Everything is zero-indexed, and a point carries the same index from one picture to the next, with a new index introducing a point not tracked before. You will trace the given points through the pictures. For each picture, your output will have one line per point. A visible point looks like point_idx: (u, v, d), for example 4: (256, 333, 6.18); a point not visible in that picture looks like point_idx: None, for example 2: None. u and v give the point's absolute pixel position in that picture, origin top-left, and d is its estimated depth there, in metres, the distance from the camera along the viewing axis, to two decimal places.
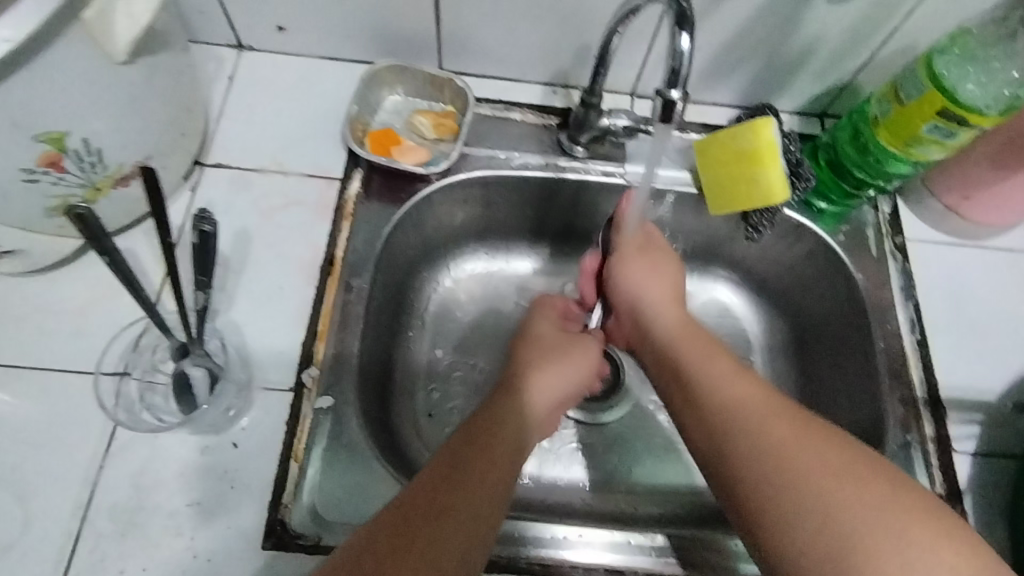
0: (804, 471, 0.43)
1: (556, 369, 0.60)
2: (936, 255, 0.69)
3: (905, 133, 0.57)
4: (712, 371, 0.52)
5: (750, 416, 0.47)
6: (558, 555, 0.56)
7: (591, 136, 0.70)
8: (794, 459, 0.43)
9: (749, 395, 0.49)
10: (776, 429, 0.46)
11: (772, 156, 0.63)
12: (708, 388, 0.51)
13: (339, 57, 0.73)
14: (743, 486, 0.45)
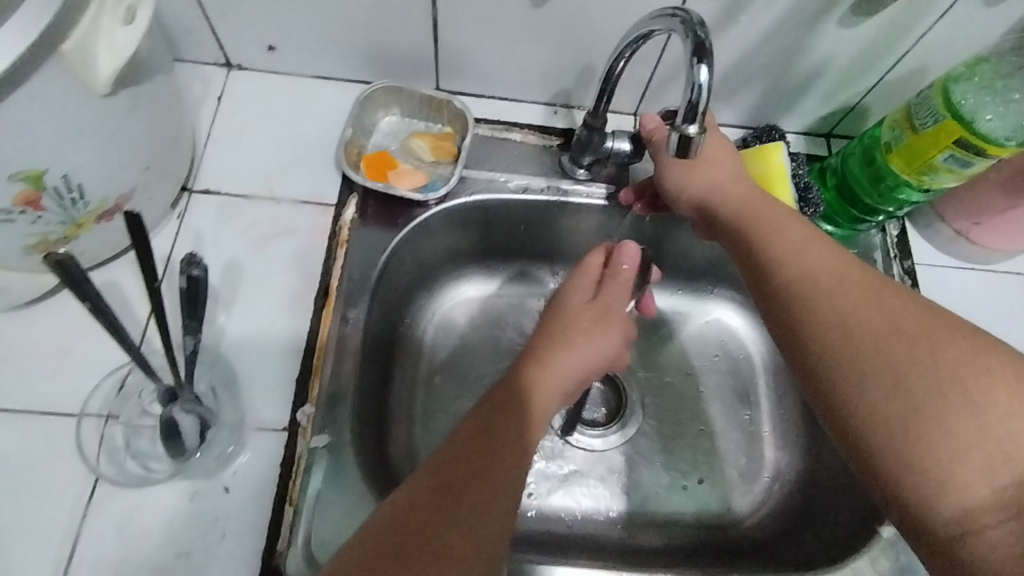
0: (871, 336, 0.43)
1: (590, 336, 0.58)
2: (946, 279, 0.68)
3: (920, 162, 0.56)
4: (782, 240, 0.51)
5: (819, 282, 0.47)
6: None
7: (594, 158, 0.68)
8: (864, 326, 0.44)
9: (822, 264, 0.49)
10: (844, 300, 0.46)
11: (781, 182, 0.62)
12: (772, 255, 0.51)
13: (332, 76, 0.70)
14: (814, 348, 0.45)
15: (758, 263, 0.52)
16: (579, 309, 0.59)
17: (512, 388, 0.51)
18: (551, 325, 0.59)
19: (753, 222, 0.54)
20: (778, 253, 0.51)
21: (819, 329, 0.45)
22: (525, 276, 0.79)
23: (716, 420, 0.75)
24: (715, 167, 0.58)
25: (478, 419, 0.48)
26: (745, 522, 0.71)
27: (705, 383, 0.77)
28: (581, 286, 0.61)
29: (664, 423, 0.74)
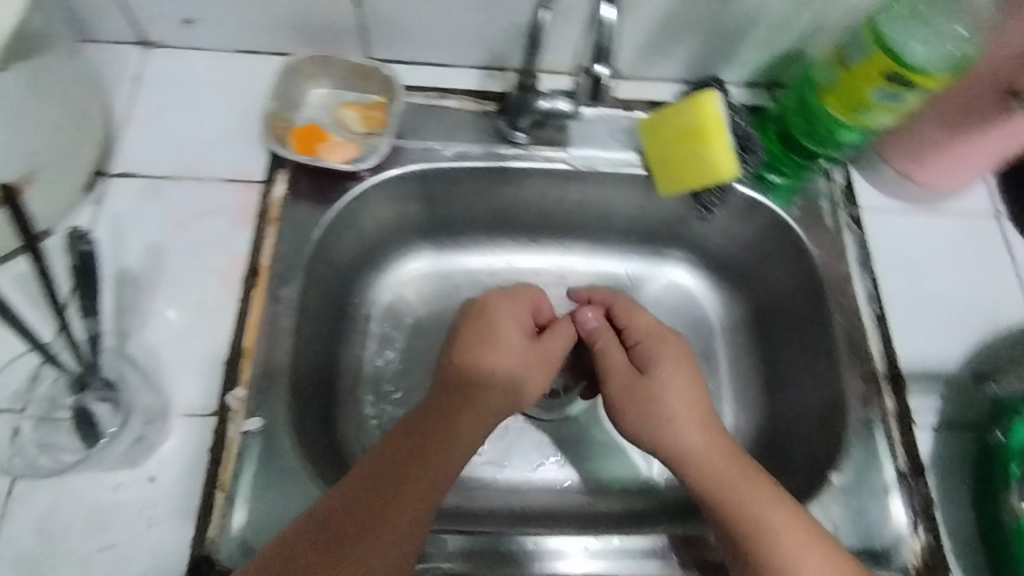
0: (782, 529, 0.49)
1: (513, 379, 0.57)
2: (890, 223, 0.68)
3: (855, 99, 0.56)
4: (681, 417, 0.55)
5: (725, 472, 0.52)
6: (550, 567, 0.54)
7: (532, 120, 0.68)
8: (773, 519, 0.50)
9: (714, 441, 0.54)
10: (749, 492, 0.51)
11: (718, 130, 0.61)
12: (671, 431, 0.55)
13: (255, 49, 0.68)
14: (738, 529, 0.50)
15: (663, 444, 0.55)
16: (515, 330, 0.60)
17: (422, 438, 0.52)
18: (490, 331, 0.59)
19: (671, 409, 0.56)
20: (696, 459, 0.53)
21: (710, 489, 0.52)
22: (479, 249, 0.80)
23: None
24: (633, 337, 0.62)
25: (378, 465, 0.49)
26: None
27: None
28: (518, 316, 0.61)
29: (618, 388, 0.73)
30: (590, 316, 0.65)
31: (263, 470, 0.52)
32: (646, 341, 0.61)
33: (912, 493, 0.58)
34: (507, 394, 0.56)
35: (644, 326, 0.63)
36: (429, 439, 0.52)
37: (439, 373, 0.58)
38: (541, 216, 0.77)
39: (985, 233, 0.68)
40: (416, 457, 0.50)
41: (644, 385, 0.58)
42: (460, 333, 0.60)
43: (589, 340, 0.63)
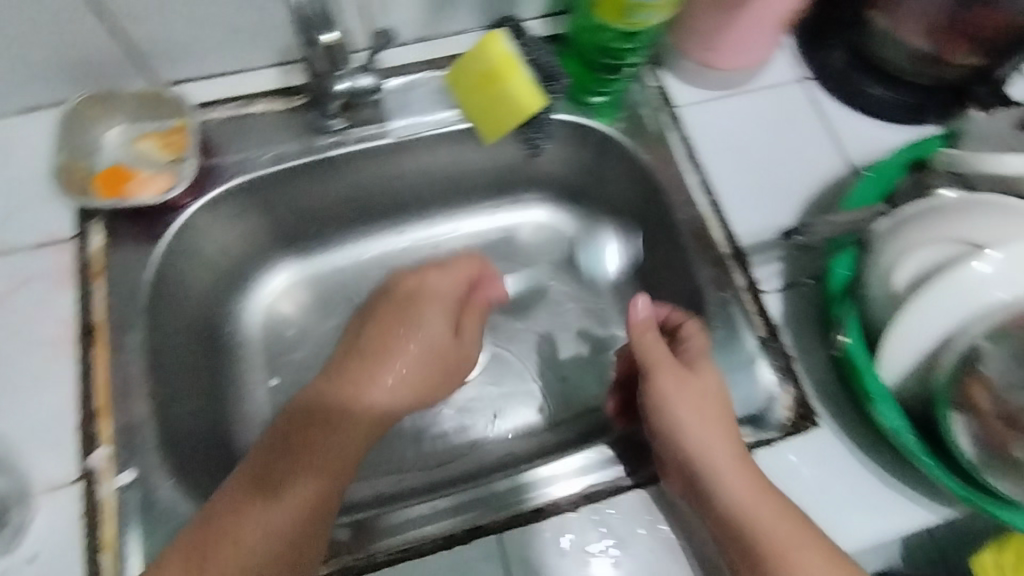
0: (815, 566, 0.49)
1: (369, 411, 0.56)
2: (706, 114, 0.71)
3: (621, 5, 0.58)
4: (723, 449, 0.54)
5: (762, 499, 0.52)
6: (525, 500, 0.57)
7: (340, 103, 0.67)
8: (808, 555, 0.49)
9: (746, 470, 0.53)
10: (782, 520, 0.51)
11: (511, 67, 0.62)
12: (711, 463, 0.53)
13: (35, 104, 0.64)
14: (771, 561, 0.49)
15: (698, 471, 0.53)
16: (385, 345, 0.58)
17: (293, 468, 0.51)
18: (367, 352, 0.58)
19: (710, 439, 0.54)
20: (736, 492, 0.52)
21: (745, 515, 0.51)
22: (348, 244, 0.81)
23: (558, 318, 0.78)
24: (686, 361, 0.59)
25: (247, 486, 0.50)
26: (605, 403, 0.74)
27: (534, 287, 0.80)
28: (399, 331, 0.59)
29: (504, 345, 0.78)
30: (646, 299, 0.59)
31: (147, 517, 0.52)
32: (694, 357, 0.59)
33: (772, 355, 0.62)
34: (394, 411, 0.58)
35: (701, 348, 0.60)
36: (298, 461, 0.52)
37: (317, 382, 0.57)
38: (391, 196, 0.78)
39: (793, 99, 0.71)
40: (286, 472, 0.51)
41: (695, 395, 0.56)
42: (331, 369, 0.58)
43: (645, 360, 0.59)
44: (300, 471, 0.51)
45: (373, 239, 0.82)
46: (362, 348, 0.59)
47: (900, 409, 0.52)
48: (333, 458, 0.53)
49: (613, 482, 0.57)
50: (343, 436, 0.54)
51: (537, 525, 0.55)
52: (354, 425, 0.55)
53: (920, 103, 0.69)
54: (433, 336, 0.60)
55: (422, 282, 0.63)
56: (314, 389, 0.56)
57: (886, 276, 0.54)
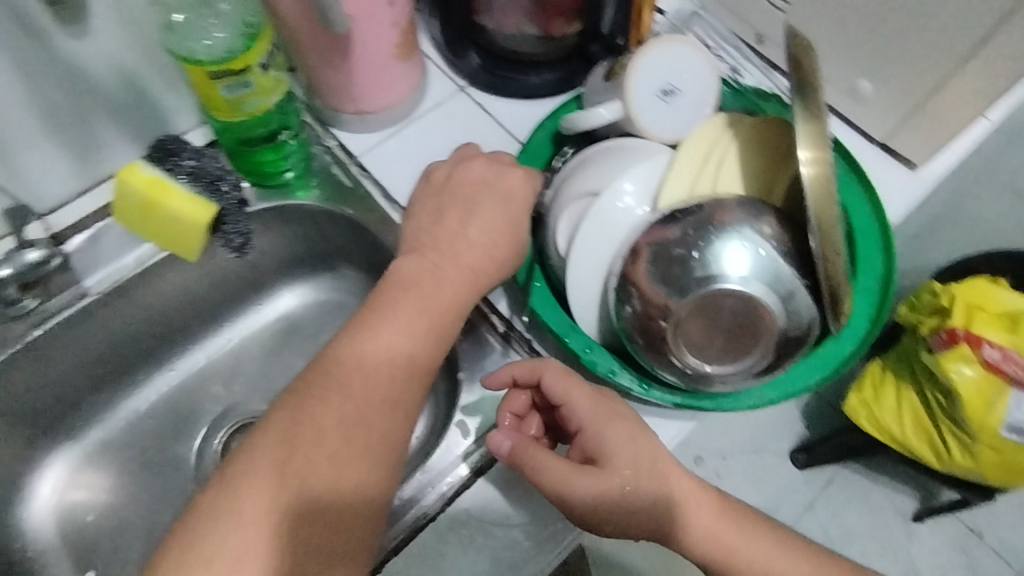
0: (741, 542, 0.58)
1: (368, 464, 0.48)
2: (385, 154, 0.74)
3: (224, 103, 0.61)
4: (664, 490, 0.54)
5: (694, 514, 0.56)
6: (414, 512, 0.59)
7: (20, 287, 0.64)
8: (737, 537, 0.58)
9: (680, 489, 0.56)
10: (710, 520, 0.57)
11: (165, 192, 0.65)
12: (658, 510, 0.54)
13: None
14: (715, 556, 0.57)
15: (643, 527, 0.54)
16: (421, 322, 0.53)
17: (334, 484, 0.47)
18: (386, 323, 0.52)
19: (651, 488, 0.53)
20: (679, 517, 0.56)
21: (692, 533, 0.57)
22: (125, 398, 0.79)
23: None
24: (581, 426, 0.55)
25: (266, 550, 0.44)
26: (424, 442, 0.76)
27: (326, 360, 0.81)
28: (485, 212, 0.58)
29: None
30: (503, 437, 0.54)
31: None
32: (597, 432, 0.53)
33: (518, 346, 0.63)
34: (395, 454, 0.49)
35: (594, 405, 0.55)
36: (307, 496, 0.46)
37: (304, 397, 0.49)
38: (145, 341, 0.77)
39: (462, 109, 0.75)
40: (307, 504, 0.46)
41: (639, 468, 0.53)
42: (331, 370, 0.50)
43: (542, 462, 0.52)
44: (323, 508, 0.46)
45: (147, 387, 0.80)
46: (410, 285, 0.54)
47: (606, 351, 0.55)
48: (377, 445, 0.48)
49: (454, 489, 0.60)
50: (389, 413, 0.50)
51: None
52: (373, 453, 0.48)
53: (566, 72, 0.75)
54: (516, 220, 0.58)
55: (504, 179, 0.59)
56: (297, 419, 0.48)
57: (552, 246, 0.59)
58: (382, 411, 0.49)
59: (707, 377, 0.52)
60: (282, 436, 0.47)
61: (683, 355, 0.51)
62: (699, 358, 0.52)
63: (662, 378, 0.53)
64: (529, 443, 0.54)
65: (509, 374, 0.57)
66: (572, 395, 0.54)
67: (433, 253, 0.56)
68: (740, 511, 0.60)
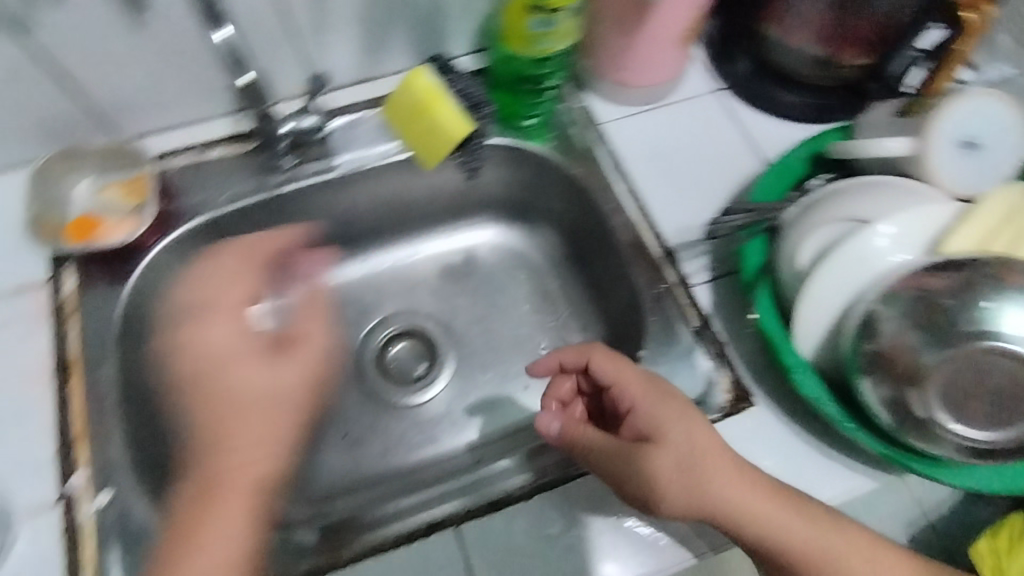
0: (819, 544, 0.54)
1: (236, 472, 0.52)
2: (628, 129, 0.76)
3: (524, 36, 0.64)
4: (721, 481, 0.53)
5: (767, 514, 0.53)
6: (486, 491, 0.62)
7: (289, 143, 0.74)
8: (815, 541, 0.54)
9: (745, 482, 0.54)
10: (787, 520, 0.53)
11: (438, 99, 0.68)
12: (717, 499, 0.53)
13: (13, 167, 0.70)
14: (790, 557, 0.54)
15: (704, 515, 0.54)
16: (224, 390, 0.54)
17: (248, 491, 0.51)
18: (195, 371, 0.56)
19: (706, 476, 0.53)
20: (746, 510, 0.53)
21: (764, 533, 0.53)
22: None
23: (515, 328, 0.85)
24: (628, 406, 0.58)
25: (240, 482, 0.51)
26: None
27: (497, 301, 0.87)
28: (238, 351, 0.56)
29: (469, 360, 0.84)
30: (552, 419, 0.59)
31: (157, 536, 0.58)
32: (655, 415, 0.55)
33: (708, 344, 0.65)
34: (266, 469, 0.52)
35: (641, 384, 0.58)
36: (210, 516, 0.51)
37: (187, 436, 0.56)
38: (350, 227, 0.83)
39: (711, 111, 0.76)
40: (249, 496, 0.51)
41: (692, 455, 0.53)
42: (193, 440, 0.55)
43: (587, 436, 0.56)
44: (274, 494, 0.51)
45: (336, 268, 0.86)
46: (207, 385, 0.55)
47: (817, 377, 0.55)
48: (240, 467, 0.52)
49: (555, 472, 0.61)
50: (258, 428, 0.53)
51: (491, 513, 0.59)
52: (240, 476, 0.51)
53: (826, 101, 0.74)
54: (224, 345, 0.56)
55: (212, 350, 0.56)
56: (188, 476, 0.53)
57: (788, 260, 0.58)
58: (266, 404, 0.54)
59: (942, 430, 0.50)
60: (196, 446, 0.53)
61: (932, 407, 0.50)
62: (949, 414, 0.50)
63: (876, 420, 0.52)
64: (580, 428, 0.57)
65: (555, 355, 0.63)
66: (613, 375, 0.59)
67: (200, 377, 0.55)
68: (848, 526, 0.56)
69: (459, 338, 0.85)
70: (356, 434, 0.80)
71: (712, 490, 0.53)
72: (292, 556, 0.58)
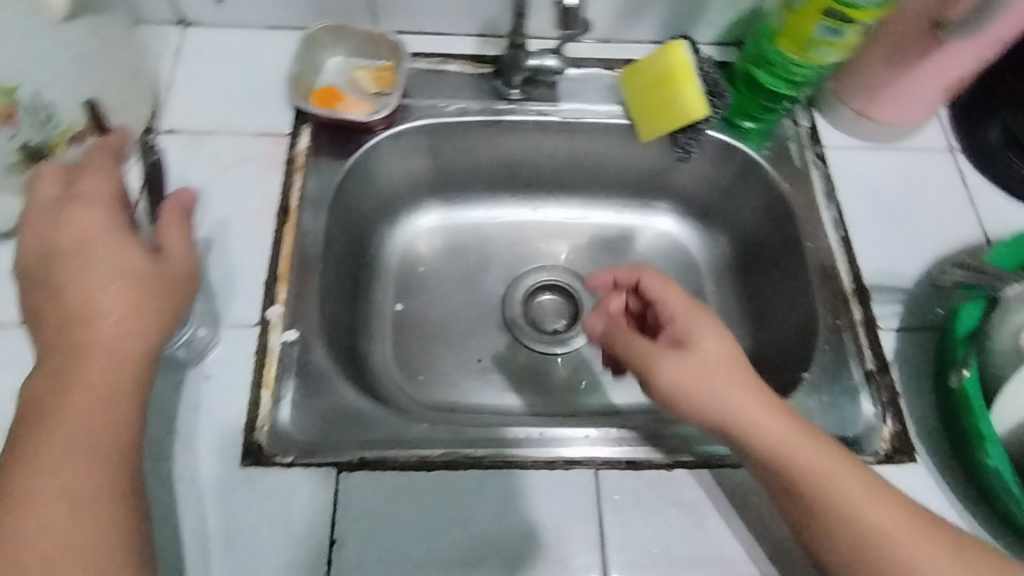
0: (857, 498, 0.49)
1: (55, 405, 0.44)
2: (852, 160, 0.75)
3: (802, 39, 0.64)
4: (746, 400, 0.52)
5: (795, 450, 0.50)
6: (556, 454, 0.61)
7: (524, 78, 0.76)
8: (851, 492, 0.49)
9: (776, 410, 0.52)
10: (819, 458, 0.50)
11: (687, 76, 0.69)
12: (737, 415, 0.51)
13: (280, 25, 0.76)
14: (817, 510, 0.50)
15: (721, 432, 0.52)
16: (78, 307, 0.47)
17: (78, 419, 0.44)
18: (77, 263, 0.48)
19: (732, 390, 0.52)
20: (770, 434, 0.51)
21: (783, 466, 0.50)
22: (489, 204, 0.90)
23: None
24: (668, 318, 0.58)
25: (102, 427, 0.45)
26: None
27: None
28: (97, 264, 0.48)
29: None
30: (599, 320, 0.65)
31: (323, 386, 0.62)
32: (688, 319, 0.56)
33: (878, 391, 0.65)
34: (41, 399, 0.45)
35: (683, 302, 0.58)
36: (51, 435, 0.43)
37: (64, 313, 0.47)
38: (540, 173, 0.86)
39: (941, 165, 0.75)
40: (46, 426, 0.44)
41: (719, 369, 0.53)
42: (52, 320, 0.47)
43: (625, 340, 0.59)
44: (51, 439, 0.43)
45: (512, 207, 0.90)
46: (74, 300, 0.47)
47: (1004, 451, 0.55)
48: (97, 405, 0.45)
49: (655, 459, 0.61)
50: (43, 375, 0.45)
51: (629, 473, 0.60)
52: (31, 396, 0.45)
53: None
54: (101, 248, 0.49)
55: (79, 228, 0.49)
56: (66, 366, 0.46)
57: (1005, 331, 0.58)
58: (118, 364, 0.46)
59: None
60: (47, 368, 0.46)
61: None
62: None
63: None
64: (620, 330, 0.60)
65: (607, 274, 0.68)
66: (658, 291, 0.60)
67: (66, 255, 0.48)
68: (868, 481, 0.50)
69: None
70: (490, 362, 0.83)
71: (733, 406, 0.51)
72: (438, 444, 0.61)
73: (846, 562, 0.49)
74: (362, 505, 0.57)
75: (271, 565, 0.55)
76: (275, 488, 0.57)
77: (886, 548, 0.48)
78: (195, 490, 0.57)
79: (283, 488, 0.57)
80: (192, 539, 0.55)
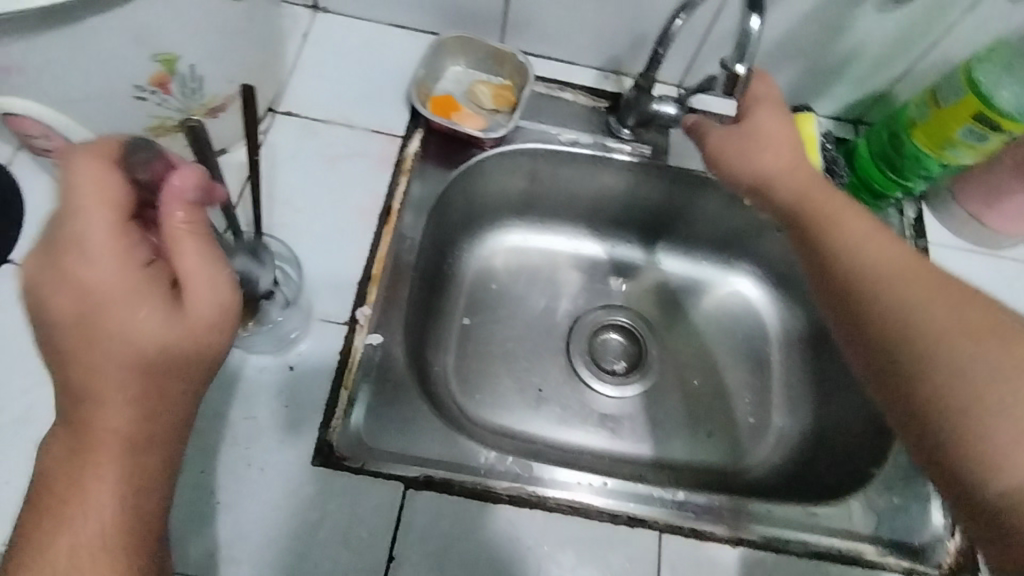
0: (876, 254, 0.50)
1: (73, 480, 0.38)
2: (955, 260, 0.73)
3: (941, 136, 0.64)
4: (773, 161, 0.60)
5: (806, 208, 0.56)
6: (625, 508, 0.60)
7: (638, 120, 0.75)
8: (874, 252, 0.51)
9: (801, 174, 0.58)
10: (851, 227, 0.53)
11: (811, 150, 0.68)
12: (755, 164, 0.60)
13: (409, 28, 0.77)
14: (830, 258, 0.52)
15: (749, 183, 0.61)
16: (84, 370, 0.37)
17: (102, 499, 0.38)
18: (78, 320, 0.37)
19: (762, 148, 0.60)
20: (786, 186, 0.58)
21: (792, 208, 0.57)
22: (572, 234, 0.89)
23: (728, 379, 0.84)
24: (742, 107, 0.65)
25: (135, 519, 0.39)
26: (749, 472, 0.78)
27: (720, 345, 0.86)
28: (115, 321, 0.37)
29: (672, 383, 0.83)
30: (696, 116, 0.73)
31: (399, 395, 0.62)
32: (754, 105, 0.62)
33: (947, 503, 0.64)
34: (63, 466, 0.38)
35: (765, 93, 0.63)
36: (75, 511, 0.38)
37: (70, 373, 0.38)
38: (629, 213, 0.85)
39: None
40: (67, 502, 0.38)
41: (766, 135, 0.61)
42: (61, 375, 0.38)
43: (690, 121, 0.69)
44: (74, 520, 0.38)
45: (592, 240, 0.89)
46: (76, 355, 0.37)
47: None
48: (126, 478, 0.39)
49: (720, 533, 0.59)
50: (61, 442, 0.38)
51: (693, 542, 0.59)
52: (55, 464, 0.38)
53: None
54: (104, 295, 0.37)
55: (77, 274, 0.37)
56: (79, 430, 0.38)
57: None
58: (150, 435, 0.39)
59: None
60: (56, 448, 0.39)
61: None
62: None
63: None
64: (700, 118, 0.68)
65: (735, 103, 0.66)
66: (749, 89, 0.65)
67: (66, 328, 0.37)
68: (916, 252, 0.51)
69: (670, 358, 0.85)
70: (548, 393, 0.81)
71: (757, 158, 0.60)
72: (504, 477, 0.60)
73: (838, 306, 0.51)
74: (425, 528, 0.56)
75: (328, 569, 0.54)
76: (340, 491, 0.56)
77: (872, 275, 0.49)
78: (259, 480, 0.56)
79: (348, 494, 0.56)
80: (253, 527, 0.55)
